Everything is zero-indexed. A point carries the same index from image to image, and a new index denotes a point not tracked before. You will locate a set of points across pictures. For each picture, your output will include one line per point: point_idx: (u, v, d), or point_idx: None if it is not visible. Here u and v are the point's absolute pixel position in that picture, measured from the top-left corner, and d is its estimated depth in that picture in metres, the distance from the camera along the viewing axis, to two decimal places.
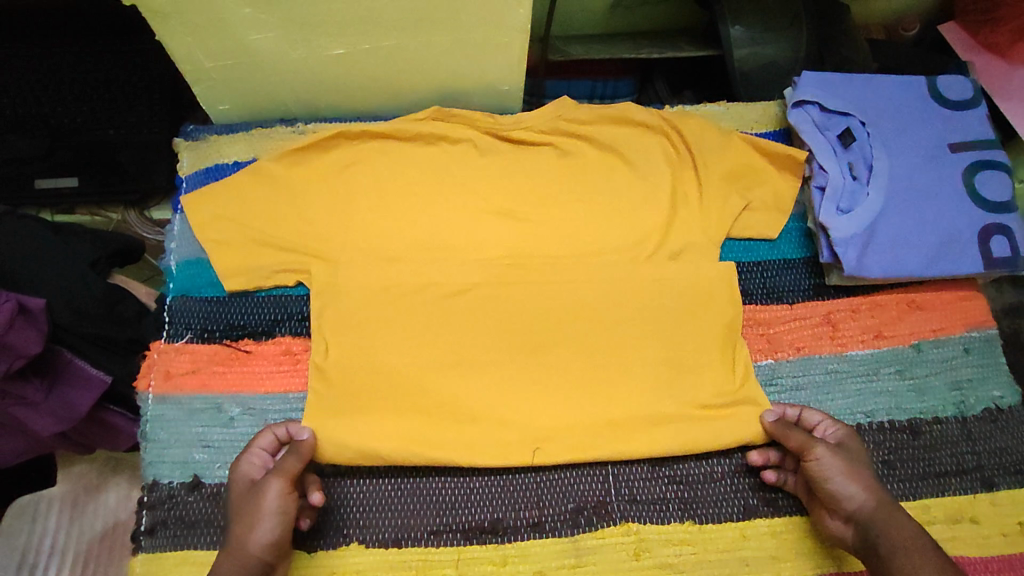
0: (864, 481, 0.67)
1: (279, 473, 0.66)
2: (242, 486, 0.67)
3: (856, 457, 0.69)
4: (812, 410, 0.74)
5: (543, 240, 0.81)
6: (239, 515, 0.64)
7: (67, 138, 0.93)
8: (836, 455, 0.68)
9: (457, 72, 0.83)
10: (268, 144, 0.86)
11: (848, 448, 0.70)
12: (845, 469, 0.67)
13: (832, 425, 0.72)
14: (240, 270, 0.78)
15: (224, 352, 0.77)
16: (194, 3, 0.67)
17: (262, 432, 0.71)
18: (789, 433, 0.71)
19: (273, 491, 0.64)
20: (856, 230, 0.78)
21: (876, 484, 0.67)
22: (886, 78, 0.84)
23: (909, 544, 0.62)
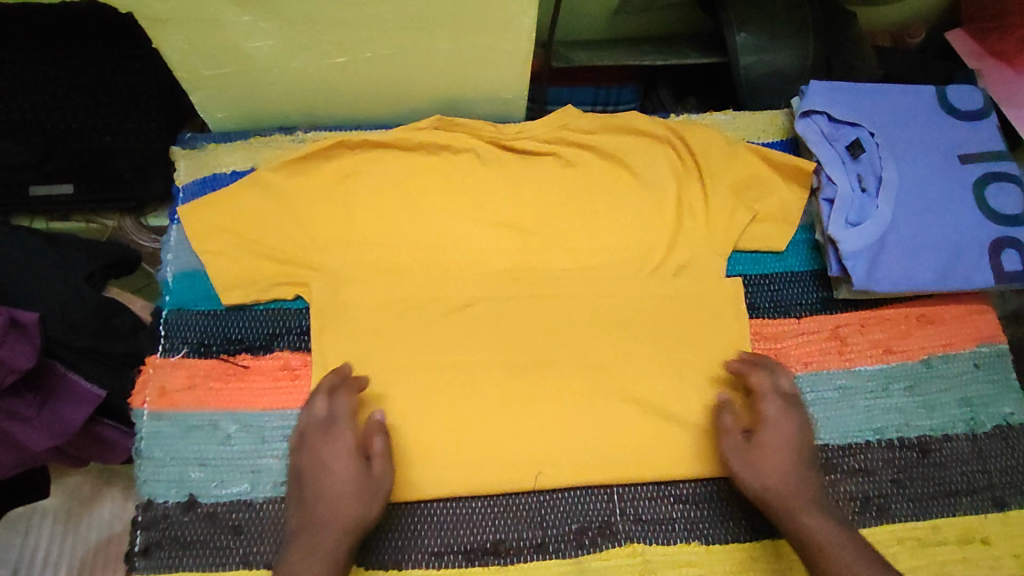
0: (776, 474, 0.66)
1: (383, 461, 0.67)
2: (352, 461, 0.66)
3: (773, 445, 0.67)
4: (759, 375, 0.71)
5: (547, 252, 0.80)
6: (347, 492, 0.65)
7: (65, 143, 0.92)
8: (750, 452, 0.68)
9: (460, 80, 0.81)
10: (267, 152, 0.84)
11: (765, 436, 0.68)
12: (750, 461, 0.67)
13: (760, 401, 0.70)
14: (239, 284, 0.76)
15: (221, 367, 0.74)
16: (193, 10, 0.66)
17: (342, 392, 0.69)
18: (719, 419, 0.71)
19: (380, 477, 0.66)
20: (866, 242, 0.76)
21: (796, 472, 0.66)
22: (894, 87, 0.83)
23: (808, 535, 0.63)
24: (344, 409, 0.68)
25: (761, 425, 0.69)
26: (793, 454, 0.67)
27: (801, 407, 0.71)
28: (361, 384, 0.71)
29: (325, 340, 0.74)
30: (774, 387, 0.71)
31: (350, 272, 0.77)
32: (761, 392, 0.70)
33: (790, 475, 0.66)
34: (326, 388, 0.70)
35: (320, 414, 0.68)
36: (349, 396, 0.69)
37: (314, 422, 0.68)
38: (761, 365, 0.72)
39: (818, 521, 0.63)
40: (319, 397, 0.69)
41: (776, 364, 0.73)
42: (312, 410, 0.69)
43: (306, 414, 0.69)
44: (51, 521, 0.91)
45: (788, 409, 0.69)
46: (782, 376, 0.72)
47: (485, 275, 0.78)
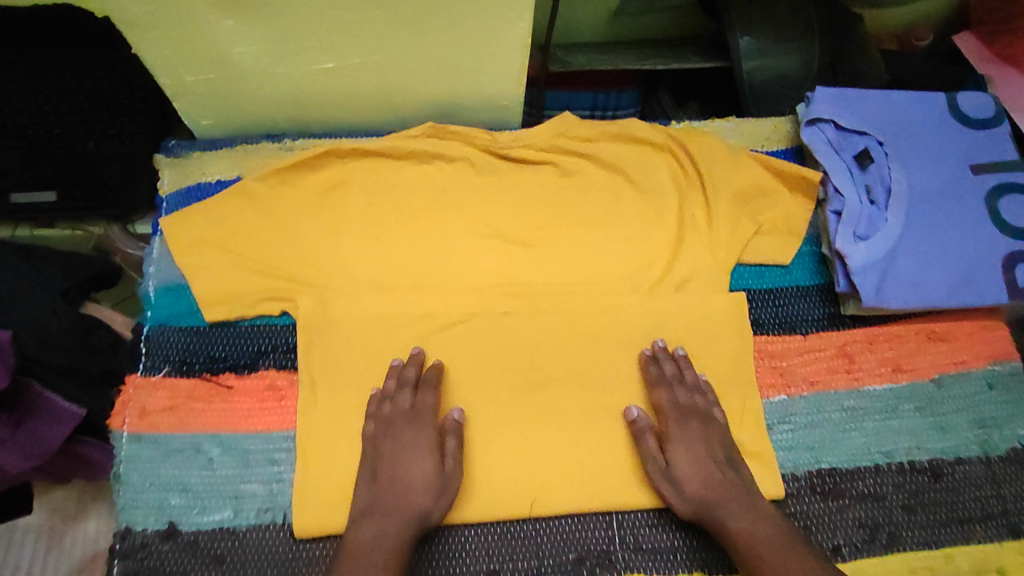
0: (696, 489, 0.66)
1: (454, 460, 0.67)
2: (430, 459, 0.66)
3: (686, 460, 0.67)
4: (657, 392, 0.71)
5: (544, 266, 0.77)
6: (419, 488, 0.65)
7: (47, 150, 0.88)
8: (668, 473, 0.67)
9: (453, 87, 0.78)
10: (254, 161, 0.81)
11: (677, 453, 0.68)
12: (673, 483, 0.67)
13: (665, 417, 0.70)
14: (221, 299, 0.73)
15: (203, 387, 0.71)
16: (171, 14, 0.63)
17: (427, 388, 0.69)
18: (641, 443, 0.70)
19: (451, 477, 0.66)
20: (876, 257, 0.73)
21: (714, 481, 0.67)
22: (903, 94, 0.80)
23: (744, 545, 0.63)
24: (428, 404, 0.68)
25: (671, 441, 0.69)
26: (707, 463, 0.67)
27: (708, 409, 0.71)
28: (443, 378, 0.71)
29: (312, 359, 0.71)
30: (676, 400, 0.70)
31: (338, 287, 0.74)
32: (664, 408, 0.70)
33: (712, 487, 0.66)
34: (410, 378, 0.69)
35: (404, 405, 0.68)
36: (433, 392, 0.69)
37: (395, 411, 0.68)
38: (660, 377, 0.71)
39: (745, 523, 0.64)
40: (402, 387, 0.69)
41: (679, 370, 0.72)
42: (396, 401, 0.68)
43: (387, 400, 0.69)
44: (31, 540, 0.88)
45: (691, 418, 0.69)
46: (682, 384, 0.71)
47: (478, 290, 0.75)
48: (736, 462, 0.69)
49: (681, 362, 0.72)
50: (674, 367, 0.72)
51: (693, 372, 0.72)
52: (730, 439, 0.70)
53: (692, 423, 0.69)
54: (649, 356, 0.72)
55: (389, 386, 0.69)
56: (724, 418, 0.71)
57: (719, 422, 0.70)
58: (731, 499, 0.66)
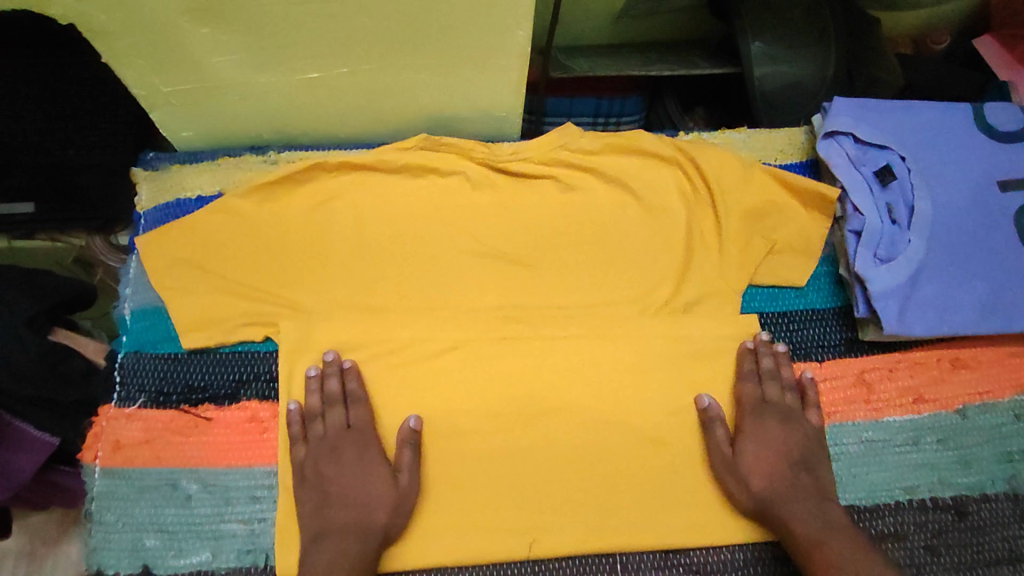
0: (762, 485, 0.65)
1: (411, 474, 0.64)
2: (380, 474, 0.64)
3: (758, 457, 0.66)
4: (743, 383, 0.69)
5: (543, 288, 0.73)
6: (373, 503, 0.62)
7: (24, 158, 0.84)
8: (735, 467, 0.66)
9: (448, 97, 0.74)
10: (236, 175, 0.77)
11: (749, 448, 0.66)
12: (740, 473, 0.65)
13: (744, 410, 0.68)
14: (201, 324, 0.69)
15: (181, 419, 0.67)
16: (141, 22, 0.58)
17: (361, 399, 0.66)
18: (709, 434, 0.67)
19: (408, 490, 0.64)
20: (897, 281, 0.68)
21: (783, 480, 0.65)
22: (926, 105, 0.75)
23: (808, 551, 0.61)
24: (365, 417, 0.66)
25: (744, 436, 0.67)
26: (780, 463, 0.66)
27: (796, 408, 0.69)
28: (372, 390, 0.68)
29: (298, 388, 0.67)
30: (761, 395, 0.68)
31: (325, 311, 0.70)
32: (745, 401, 0.68)
33: (781, 487, 0.65)
34: (338, 393, 0.66)
35: (337, 421, 0.65)
36: (365, 405, 0.66)
37: (330, 430, 0.65)
38: (750, 370, 0.69)
39: (814, 528, 0.61)
40: (333, 404, 0.66)
41: (774, 365, 0.69)
42: (328, 418, 0.65)
43: (317, 420, 0.66)
44: (13, 563, 0.85)
45: (772, 414, 0.67)
46: (774, 379, 0.69)
47: (473, 313, 0.71)
48: (815, 466, 0.66)
49: (780, 356, 0.70)
50: (769, 361, 0.69)
51: (789, 368, 0.70)
52: (815, 443, 0.67)
53: (773, 420, 0.67)
54: (745, 349, 0.70)
55: (315, 403, 0.66)
56: (815, 423, 0.68)
57: (809, 425, 0.68)
58: (799, 499, 0.64)
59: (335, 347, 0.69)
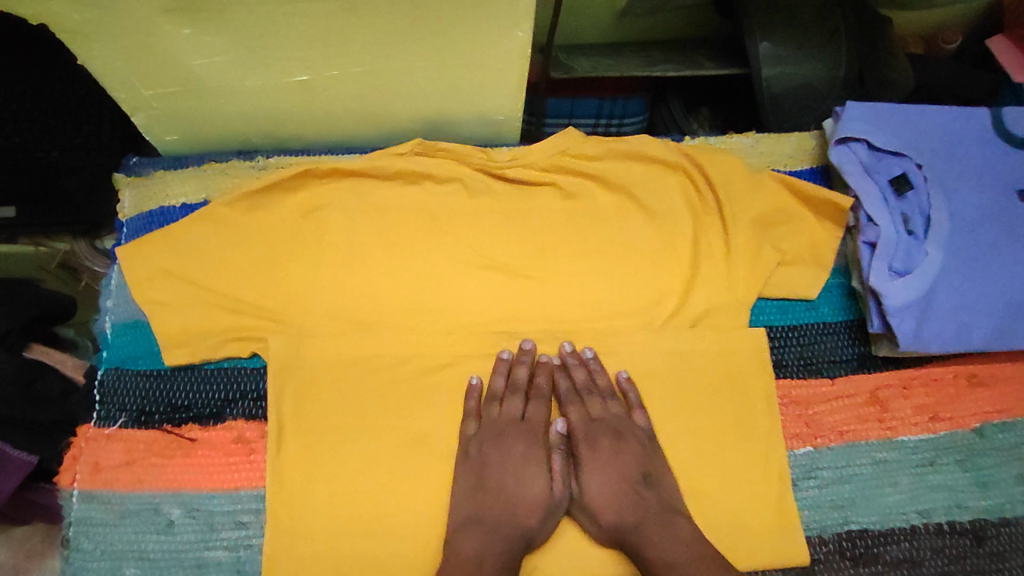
0: (610, 514, 0.62)
1: (563, 484, 0.64)
2: (541, 474, 0.63)
3: (595, 483, 0.63)
4: (567, 409, 0.67)
5: (545, 301, 0.70)
6: (528, 502, 0.62)
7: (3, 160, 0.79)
8: (580, 502, 0.63)
9: (443, 101, 0.70)
10: (222, 182, 0.73)
11: (588, 476, 0.64)
12: (587, 508, 0.63)
13: (575, 437, 0.66)
14: (186, 340, 0.66)
15: (164, 439, 0.64)
16: (117, 22, 0.55)
17: (541, 398, 0.67)
18: (551, 469, 0.65)
19: (563, 497, 0.63)
20: (914, 296, 0.65)
21: (625, 502, 0.62)
22: (942, 109, 0.72)
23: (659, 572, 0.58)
24: (542, 416, 0.66)
25: (581, 463, 0.65)
26: (618, 483, 0.63)
27: (624, 419, 0.66)
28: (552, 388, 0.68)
29: (286, 407, 0.64)
30: (586, 415, 0.66)
31: (316, 326, 0.67)
32: (575, 426, 0.66)
33: (624, 509, 0.62)
34: (523, 382, 0.66)
35: (515, 411, 0.66)
36: (545, 403, 0.66)
37: (506, 416, 0.65)
38: (568, 391, 0.67)
39: (658, 549, 0.59)
40: (517, 392, 0.66)
41: (589, 378, 0.67)
42: (509, 406, 0.66)
43: (495, 402, 0.66)
44: None
45: (602, 434, 0.65)
46: (592, 394, 0.67)
47: (471, 329, 0.69)
48: (657, 477, 0.63)
49: (591, 367, 0.67)
50: (582, 377, 0.67)
51: (604, 376, 0.67)
52: (650, 451, 0.64)
53: (605, 440, 0.65)
54: (556, 368, 0.68)
55: (499, 386, 0.66)
56: (646, 426, 0.65)
57: (638, 432, 0.65)
58: (643, 520, 0.61)
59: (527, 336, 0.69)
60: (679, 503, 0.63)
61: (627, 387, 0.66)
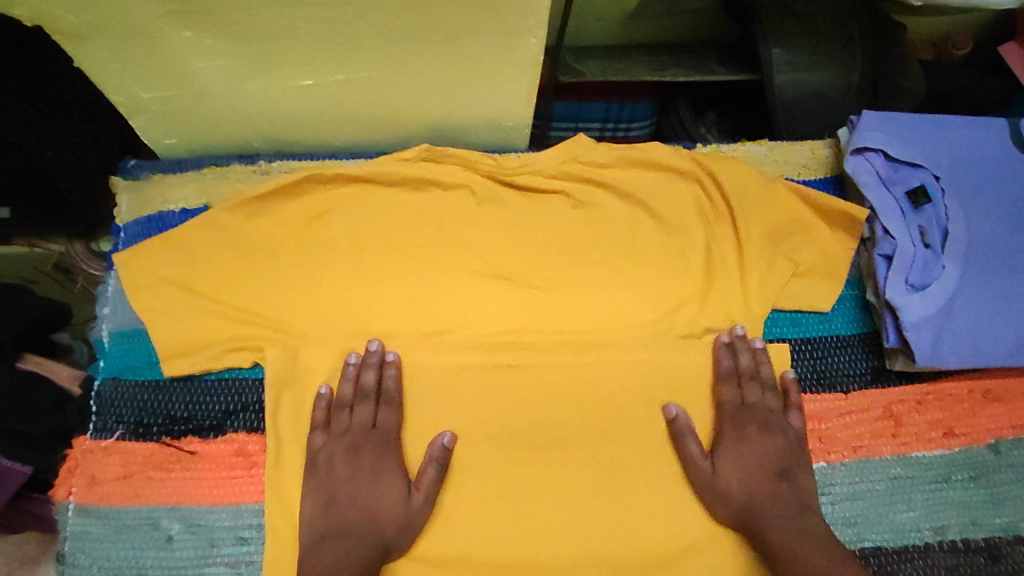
0: (741, 497, 0.62)
1: (427, 494, 0.61)
2: (394, 485, 0.60)
3: (735, 465, 0.63)
4: (723, 388, 0.66)
5: (552, 313, 0.68)
6: (378, 512, 0.60)
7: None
8: (712, 481, 0.62)
9: (451, 106, 0.68)
10: (223, 186, 0.72)
11: (727, 457, 0.63)
12: (721, 486, 0.62)
13: (723, 416, 0.65)
14: (185, 350, 0.64)
15: (163, 452, 0.63)
16: (116, 24, 0.53)
17: (390, 403, 0.63)
18: (680, 446, 0.64)
19: (422, 508, 0.61)
20: (931, 311, 0.64)
21: (761, 490, 0.62)
22: (959, 120, 0.71)
23: (793, 559, 0.57)
24: (390, 423, 0.63)
25: (720, 443, 0.64)
26: (759, 471, 0.63)
27: (777, 412, 0.65)
28: (402, 392, 0.64)
29: (288, 419, 0.63)
30: (739, 398, 0.65)
31: (318, 336, 0.66)
32: (725, 406, 0.65)
33: (762, 494, 0.62)
34: (371, 388, 0.63)
35: (363, 420, 0.63)
36: (396, 408, 0.63)
37: (354, 426, 0.62)
38: (729, 370, 0.66)
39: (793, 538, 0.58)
40: (362, 399, 0.63)
41: (753, 364, 0.66)
42: (355, 414, 0.63)
43: (344, 411, 0.63)
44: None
45: (752, 420, 0.64)
46: (752, 381, 0.66)
47: (478, 339, 0.67)
48: (796, 475, 0.63)
49: (759, 355, 0.66)
50: (747, 361, 0.66)
51: (768, 368, 0.66)
52: (795, 449, 0.64)
53: (756, 427, 0.64)
54: (723, 347, 0.67)
55: (347, 393, 0.63)
56: (798, 426, 0.65)
57: (790, 429, 0.65)
58: (780, 513, 0.60)
59: (377, 337, 0.66)
60: (815, 505, 0.62)
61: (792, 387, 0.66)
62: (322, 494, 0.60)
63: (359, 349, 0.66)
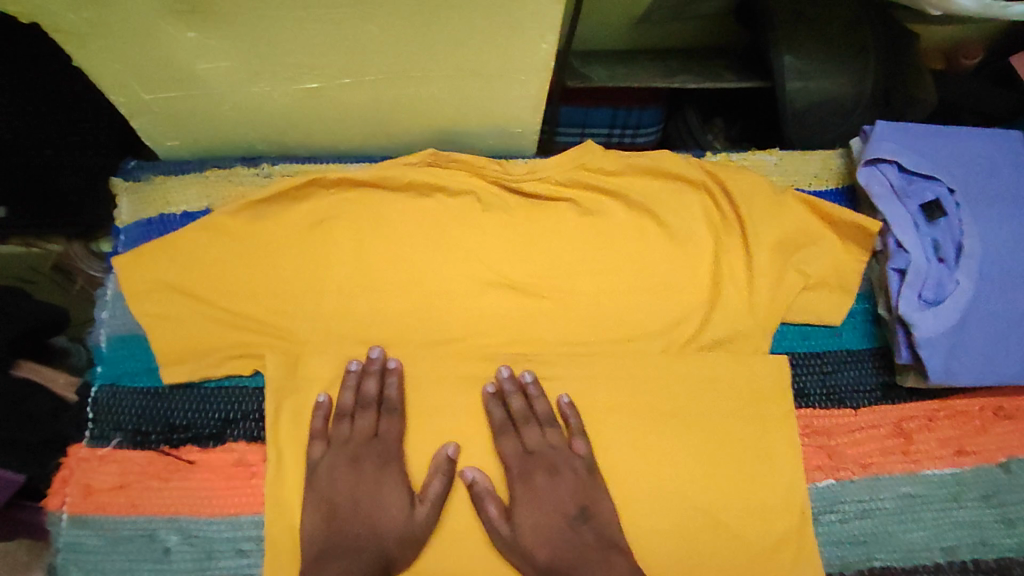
0: (547, 555, 0.58)
1: (433, 507, 0.60)
2: (397, 497, 0.60)
3: (532, 523, 0.59)
4: (503, 437, 0.62)
5: (557, 323, 0.67)
6: (379, 527, 0.59)
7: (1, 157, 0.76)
8: (514, 543, 0.59)
9: (458, 111, 0.67)
10: (225, 190, 0.70)
11: (523, 516, 0.59)
12: (523, 547, 0.58)
13: (509, 469, 0.62)
14: (184, 357, 0.63)
15: (160, 462, 0.62)
16: (118, 23, 0.52)
17: (391, 412, 0.62)
18: (480, 510, 0.60)
19: (426, 522, 0.59)
20: (944, 327, 0.63)
21: (564, 542, 0.58)
22: (973, 133, 0.70)
23: None
24: (393, 432, 0.62)
25: (517, 503, 0.60)
26: (558, 522, 0.59)
27: (560, 449, 0.62)
28: (404, 401, 0.63)
29: (288, 429, 0.62)
30: (520, 447, 0.62)
31: (319, 344, 0.64)
32: (507, 456, 0.62)
33: (571, 549, 0.58)
34: (373, 397, 0.62)
35: (364, 429, 0.62)
36: (398, 416, 0.62)
37: (356, 435, 0.61)
38: (501, 418, 0.63)
39: None
40: (365, 408, 0.62)
41: (526, 406, 0.63)
42: (357, 423, 0.62)
43: (345, 420, 0.62)
44: None
45: (538, 466, 0.61)
46: (529, 424, 0.63)
47: (481, 349, 0.66)
48: (597, 518, 0.60)
49: (530, 395, 0.64)
50: (518, 404, 0.63)
51: (544, 405, 0.64)
52: (588, 490, 0.61)
53: (544, 478, 0.61)
54: (491, 397, 0.63)
55: (348, 402, 0.62)
56: (584, 455, 0.62)
57: (577, 462, 0.62)
58: (581, 560, 0.57)
59: (380, 345, 0.65)
60: (624, 544, 0.59)
61: (566, 414, 0.63)
62: (322, 508, 0.59)
63: (360, 357, 0.65)
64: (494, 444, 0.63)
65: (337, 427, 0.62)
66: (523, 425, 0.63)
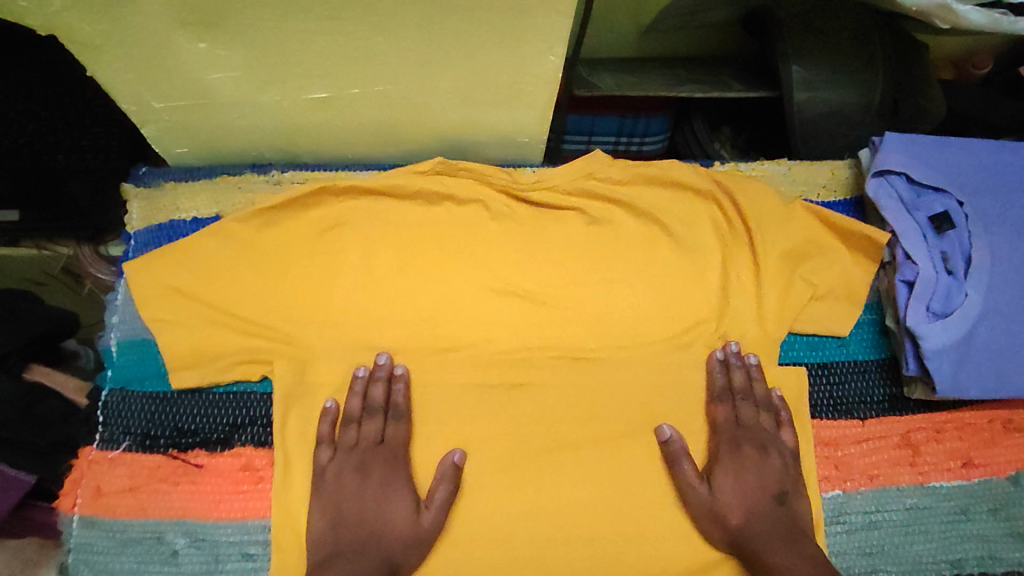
0: (738, 518, 0.60)
1: (439, 512, 0.60)
2: (404, 504, 0.60)
3: (732, 487, 0.61)
4: (720, 406, 0.65)
5: (566, 331, 0.67)
6: (386, 532, 0.59)
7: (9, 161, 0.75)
8: (707, 502, 0.61)
9: (466, 121, 0.68)
10: (237, 197, 0.71)
11: (723, 477, 0.62)
12: (714, 507, 0.61)
13: (718, 436, 0.64)
14: (192, 362, 0.63)
15: (169, 465, 0.62)
16: (132, 35, 0.52)
17: (397, 417, 0.62)
18: (675, 468, 0.62)
19: (432, 528, 0.60)
20: (952, 339, 0.63)
21: (760, 511, 0.61)
22: (981, 144, 0.70)
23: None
24: (399, 438, 0.62)
25: (716, 467, 0.62)
26: (756, 492, 0.61)
27: (772, 432, 0.64)
28: (410, 408, 0.64)
29: (294, 434, 0.63)
30: (735, 418, 0.64)
31: (327, 351, 0.65)
32: (719, 424, 0.64)
33: (762, 519, 0.60)
34: (380, 403, 0.63)
35: (372, 435, 0.62)
36: (405, 423, 0.63)
37: (363, 441, 0.62)
38: (723, 389, 0.65)
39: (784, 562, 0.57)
40: (372, 415, 0.62)
41: (748, 383, 0.65)
42: (364, 429, 0.62)
43: (352, 426, 0.62)
44: None
45: (748, 441, 0.63)
46: (748, 400, 0.65)
47: (489, 356, 0.66)
48: (792, 501, 0.62)
49: (754, 374, 0.65)
50: (741, 379, 0.65)
51: (764, 389, 0.65)
52: (790, 474, 0.63)
53: (754, 452, 0.63)
54: (717, 363, 0.66)
55: (355, 408, 0.63)
56: (792, 446, 0.64)
57: (784, 448, 0.64)
58: (771, 531, 0.59)
59: (387, 351, 0.66)
60: (810, 531, 0.61)
61: (782, 405, 0.65)
62: (331, 511, 0.59)
63: (367, 363, 0.65)
64: (713, 412, 0.65)
65: (345, 433, 0.62)
66: (741, 401, 0.65)
